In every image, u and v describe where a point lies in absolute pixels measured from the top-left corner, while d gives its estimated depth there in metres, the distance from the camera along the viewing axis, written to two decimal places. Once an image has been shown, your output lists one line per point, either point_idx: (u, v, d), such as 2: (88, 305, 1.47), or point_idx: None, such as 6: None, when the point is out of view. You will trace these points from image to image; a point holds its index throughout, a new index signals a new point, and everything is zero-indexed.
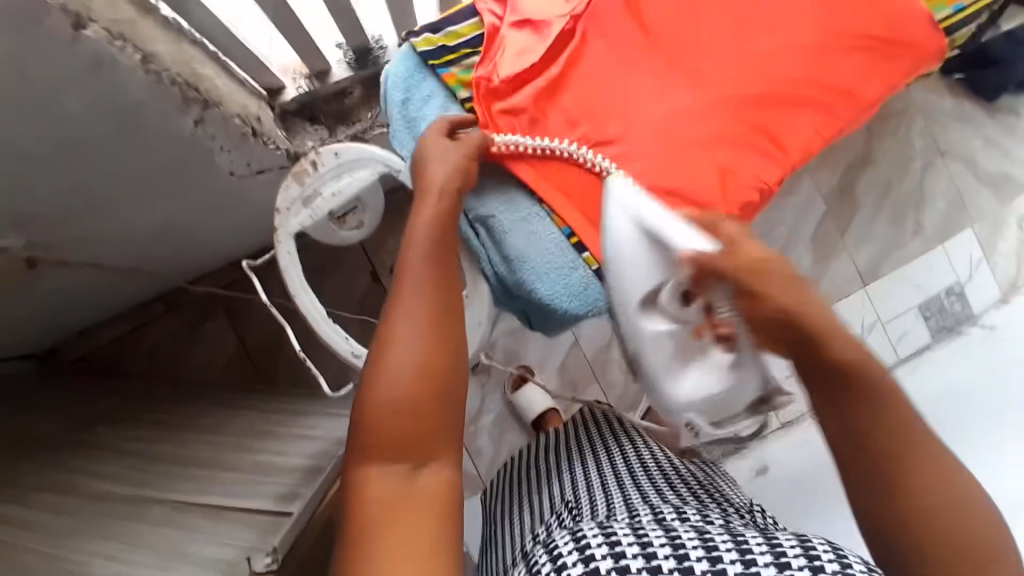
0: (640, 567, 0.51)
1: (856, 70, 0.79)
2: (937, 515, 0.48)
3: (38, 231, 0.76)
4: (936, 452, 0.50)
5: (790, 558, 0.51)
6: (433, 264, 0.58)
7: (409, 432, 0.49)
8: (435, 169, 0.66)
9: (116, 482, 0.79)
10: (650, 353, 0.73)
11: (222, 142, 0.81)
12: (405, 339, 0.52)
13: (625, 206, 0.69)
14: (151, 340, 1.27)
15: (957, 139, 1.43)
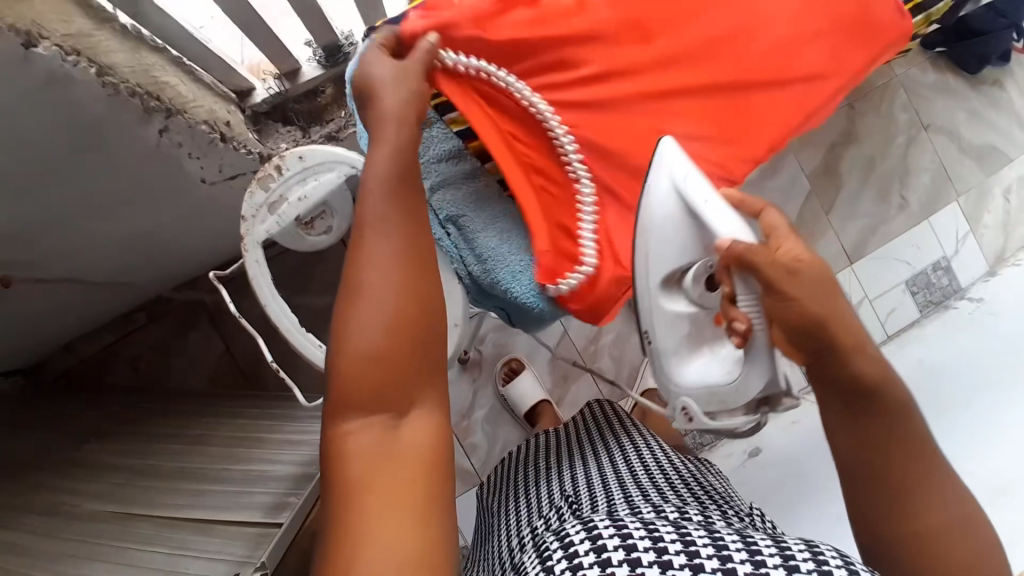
0: (653, 561, 0.47)
1: (819, 53, 0.76)
2: (929, 518, 0.49)
3: (6, 250, 0.74)
4: (932, 465, 0.50)
5: (796, 549, 0.48)
6: (397, 196, 0.51)
7: (386, 382, 0.45)
8: (387, 98, 0.54)
9: (101, 500, 0.78)
10: (659, 336, 0.68)
11: (190, 150, 0.79)
12: (375, 286, 0.46)
13: (671, 176, 0.62)
14: (133, 351, 1.26)
15: (939, 111, 1.43)
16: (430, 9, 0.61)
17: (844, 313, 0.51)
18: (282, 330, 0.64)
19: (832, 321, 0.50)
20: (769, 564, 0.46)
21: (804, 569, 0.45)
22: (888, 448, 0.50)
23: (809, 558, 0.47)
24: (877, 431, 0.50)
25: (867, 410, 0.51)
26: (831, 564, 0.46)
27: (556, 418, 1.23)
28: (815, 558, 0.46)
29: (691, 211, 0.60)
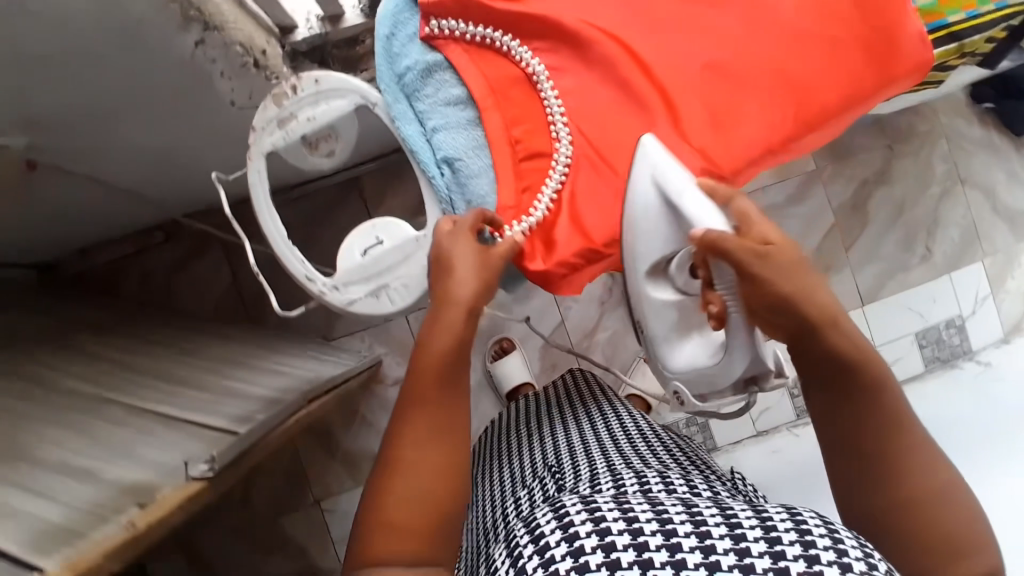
0: (628, 545, 0.48)
1: (832, 67, 0.67)
2: (914, 497, 0.47)
3: (38, 134, 0.79)
4: (916, 438, 0.49)
5: (777, 518, 0.48)
6: (447, 397, 0.53)
7: (405, 535, 0.47)
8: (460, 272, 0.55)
9: (82, 382, 0.81)
10: (650, 322, 0.70)
11: (223, 68, 0.82)
12: (419, 465, 0.49)
13: (652, 167, 0.59)
14: (145, 264, 1.30)
15: (979, 168, 1.39)
16: None
17: (807, 292, 0.51)
18: (268, 239, 0.64)
19: (804, 305, 0.50)
20: (749, 539, 0.47)
21: (785, 542, 0.46)
22: (873, 430, 0.50)
23: (791, 527, 0.47)
24: (865, 415, 0.50)
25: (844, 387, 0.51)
26: (814, 534, 0.46)
27: None
28: (798, 527, 0.47)
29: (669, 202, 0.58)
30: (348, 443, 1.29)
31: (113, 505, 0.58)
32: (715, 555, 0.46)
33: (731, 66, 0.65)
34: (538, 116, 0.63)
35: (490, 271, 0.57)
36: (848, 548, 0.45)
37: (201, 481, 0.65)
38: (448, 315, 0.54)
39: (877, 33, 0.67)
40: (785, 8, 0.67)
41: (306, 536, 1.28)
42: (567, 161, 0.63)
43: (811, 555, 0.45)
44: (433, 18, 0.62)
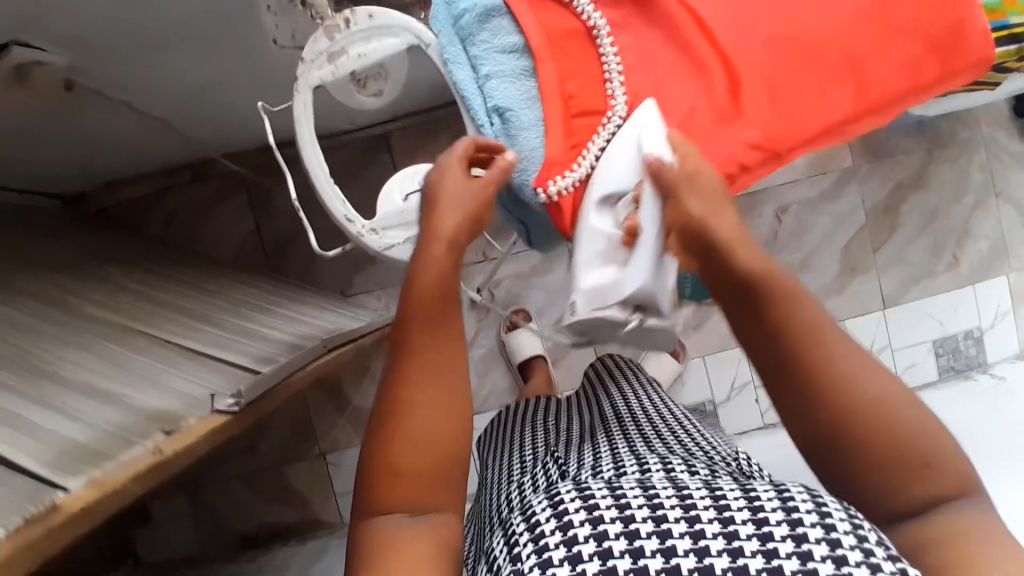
0: (616, 519, 0.42)
1: (897, 50, 0.66)
2: (867, 420, 0.43)
3: (79, 53, 0.78)
4: (851, 360, 0.44)
5: (763, 492, 0.42)
6: (437, 328, 0.49)
7: (412, 481, 0.45)
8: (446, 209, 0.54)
9: (107, 310, 0.81)
10: (579, 245, 0.62)
11: (271, 3, 0.80)
12: (408, 404, 0.47)
13: (638, 138, 0.58)
14: (168, 205, 1.29)
15: (1015, 181, 1.37)
16: None
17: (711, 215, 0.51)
18: (309, 172, 0.63)
19: (717, 240, 0.50)
20: (737, 519, 0.41)
21: (773, 521, 0.40)
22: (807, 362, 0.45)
23: (776, 502, 0.41)
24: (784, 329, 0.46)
25: (756, 308, 0.47)
26: (801, 509, 0.41)
27: (547, 377, 1.23)
28: (783, 503, 0.41)
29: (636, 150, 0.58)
30: (358, 400, 1.27)
31: (140, 430, 0.59)
32: (699, 525, 0.41)
33: (798, 41, 0.63)
34: (595, 72, 0.61)
35: (476, 205, 0.55)
36: (837, 522, 0.40)
37: (225, 414, 0.66)
38: (433, 249, 0.52)
39: (943, 20, 0.67)
40: None
41: (309, 488, 1.28)
42: (620, 120, 0.61)
43: (799, 535, 0.39)
44: None
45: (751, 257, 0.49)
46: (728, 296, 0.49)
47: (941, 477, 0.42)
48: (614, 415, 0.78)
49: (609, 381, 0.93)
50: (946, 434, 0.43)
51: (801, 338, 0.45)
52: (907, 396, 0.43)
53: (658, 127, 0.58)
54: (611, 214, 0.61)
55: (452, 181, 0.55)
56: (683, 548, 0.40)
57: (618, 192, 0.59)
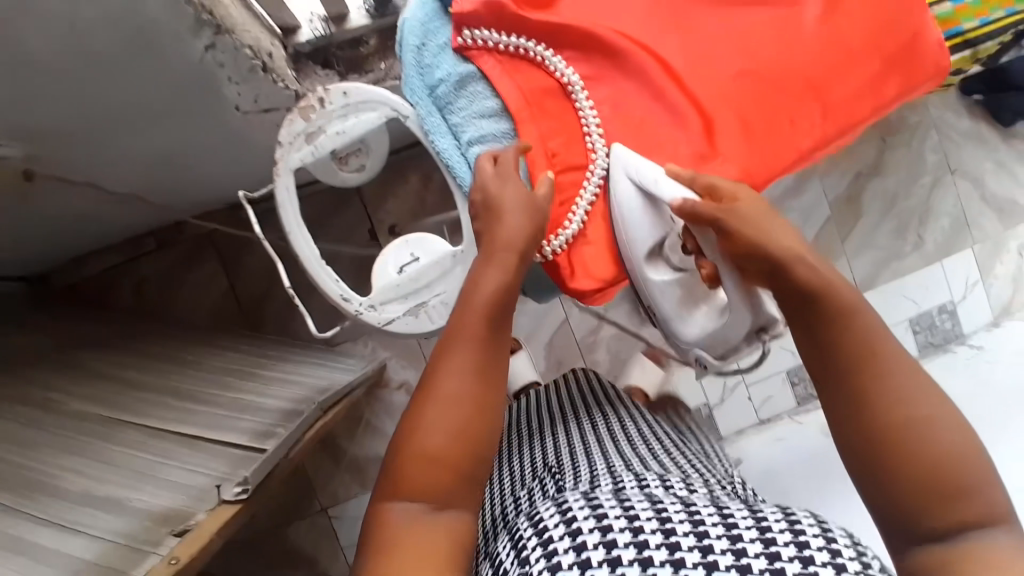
0: (629, 542, 0.41)
1: (858, 72, 0.68)
2: (907, 440, 0.44)
3: (35, 145, 0.76)
4: (903, 376, 0.46)
5: (772, 519, 0.44)
6: (495, 333, 0.53)
7: (441, 473, 0.47)
8: (511, 216, 0.57)
9: (95, 404, 0.79)
10: (658, 303, 0.65)
11: (230, 73, 0.78)
12: (456, 399, 0.49)
13: (626, 172, 0.60)
14: (138, 274, 1.26)
15: (968, 157, 1.42)
16: None
17: (776, 236, 0.52)
18: (299, 256, 0.62)
19: (781, 258, 0.51)
20: (746, 538, 0.42)
21: (780, 542, 0.41)
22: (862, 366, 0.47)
23: (786, 529, 0.42)
24: (839, 334, 0.48)
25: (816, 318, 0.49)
26: (808, 534, 0.42)
27: None
28: (792, 528, 0.42)
29: (652, 200, 0.60)
30: (354, 450, 1.28)
31: (148, 537, 0.58)
32: (708, 540, 0.42)
33: (763, 76, 0.65)
34: (574, 127, 0.62)
35: (537, 215, 0.58)
36: (841, 547, 0.41)
37: (233, 504, 0.64)
38: (500, 259, 0.55)
39: (900, 36, 0.68)
40: (808, 13, 0.67)
41: (315, 545, 1.28)
42: (603, 174, 0.62)
43: (806, 556, 0.40)
44: (465, 27, 0.60)
45: (816, 268, 0.50)
46: (791, 303, 0.51)
47: (976, 504, 0.42)
48: (605, 431, 0.77)
49: (600, 398, 0.92)
50: (989, 469, 0.43)
51: (864, 344, 0.48)
52: (963, 427, 0.44)
53: (656, 167, 0.59)
54: (667, 265, 0.63)
55: (517, 194, 0.58)
56: (687, 543, 0.41)
57: (657, 240, 0.61)
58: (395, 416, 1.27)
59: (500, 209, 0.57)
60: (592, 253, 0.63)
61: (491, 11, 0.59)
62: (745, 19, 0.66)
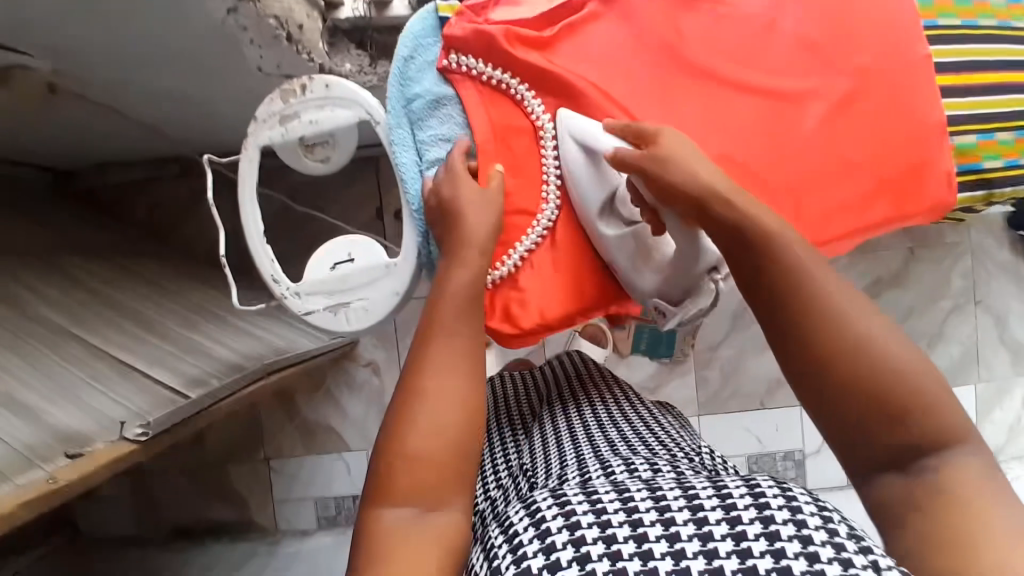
0: (597, 539, 0.39)
1: (843, 187, 0.66)
2: (843, 359, 0.44)
3: (62, 60, 0.81)
4: (830, 303, 0.46)
5: (733, 488, 0.42)
6: (469, 320, 0.55)
7: (429, 471, 0.47)
8: (470, 212, 0.57)
9: (52, 306, 0.82)
10: (616, 260, 0.61)
11: (253, 37, 0.81)
12: (438, 396, 0.50)
13: (572, 132, 0.60)
14: (152, 196, 1.31)
15: (996, 292, 1.35)
16: (476, 12, 0.62)
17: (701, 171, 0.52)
18: (245, 229, 0.65)
19: (717, 199, 0.51)
20: (708, 515, 0.40)
21: (744, 519, 0.39)
22: (799, 308, 0.47)
23: (748, 501, 0.40)
24: (769, 264, 0.49)
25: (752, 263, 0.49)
26: (772, 507, 0.39)
27: None
28: (755, 501, 0.40)
29: (592, 154, 0.60)
30: (308, 412, 1.31)
31: (44, 453, 0.61)
32: (674, 527, 0.40)
33: (738, 172, 0.65)
34: (534, 172, 0.62)
35: (493, 208, 0.59)
36: (805, 516, 0.38)
37: (131, 443, 0.67)
38: (465, 258, 0.56)
39: (899, 162, 0.66)
40: (808, 115, 0.65)
41: (247, 490, 1.32)
42: (548, 225, 0.62)
43: (772, 532, 0.38)
44: (453, 51, 0.62)
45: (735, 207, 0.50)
46: (729, 246, 0.51)
47: (929, 424, 0.42)
48: (579, 417, 0.74)
49: (579, 377, 0.88)
50: (940, 381, 0.44)
51: (796, 283, 0.47)
52: (905, 344, 0.44)
53: (597, 124, 0.59)
54: (618, 218, 0.61)
55: (472, 190, 0.58)
56: (660, 548, 0.38)
57: (606, 192, 0.60)
58: (354, 391, 1.30)
59: (461, 211, 0.58)
60: (519, 300, 0.62)
61: (480, 41, 0.61)
62: (743, 108, 0.65)
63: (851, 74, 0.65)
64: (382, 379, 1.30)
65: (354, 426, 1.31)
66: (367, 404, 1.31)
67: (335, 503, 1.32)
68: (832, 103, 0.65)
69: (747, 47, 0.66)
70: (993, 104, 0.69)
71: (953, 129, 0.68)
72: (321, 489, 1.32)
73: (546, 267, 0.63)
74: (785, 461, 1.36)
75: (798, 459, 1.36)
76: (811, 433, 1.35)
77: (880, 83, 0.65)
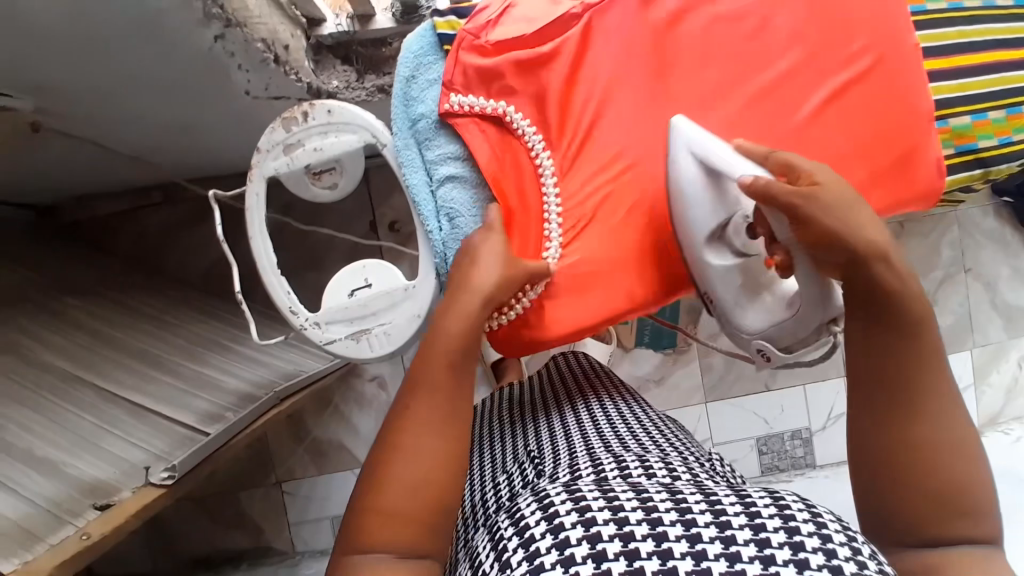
0: (614, 536, 0.43)
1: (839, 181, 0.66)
2: (922, 452, 0.47)
3: (48, 99, 0.79)
4: (935, 393, 0.48)
5: (759, 501, 0.45)
6: (459, 371, 0.53)
7: (409, 526, 0.46)
8: (483, 268, 0.57)
9: (55, 351, 0.80)
10: (717, 290, 0.63)
11: (241, 62, 0.79)
12: (419, 451, 0.49)
13: (690, 150, 0.60)
14: (141, 224, 1.29)
15: (985, 259, 1.38)
16: (479, 37, 0.64)
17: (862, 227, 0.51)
18: (256, 264, 0.64)
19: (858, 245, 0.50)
20: (735, 525, 0.43)
21: (770, 529, 0.43)
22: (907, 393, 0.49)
23: (775, 514, 0.44)
24: (894, 341, 0.50)
25: (881, 326, 0.50)
26: (798, 519, 0.43)
27: (520, 378, 1.09)
28: (781, 514, 0.44)
29: (716, 177, 0.59)
30: (318, 432, 1.30)
31: (71, 506, 0.60)
32: (696, 528, 0.43)
33: None
34: (534, 200, 0.65)
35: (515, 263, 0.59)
36: (830, 532, 0.43)
37: (158, 488, 0.67)
38: (464, 306, 0.55)
39: (886, 151, 0.66)
40: (802, 109, 0.66)
41: (264, 516, 1.31)
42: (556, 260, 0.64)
43: (796, 543, 0.42)
44: (450, 93, 0.63)
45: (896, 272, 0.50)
46: (856, 310, 0.52)
47: (972, 528, 0.46)
48: (583, 408, 0.75)
49: (586, 373, 0.86)
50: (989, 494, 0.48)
51: (918, 357, 0.49)
52: (971, 455, 0.48)
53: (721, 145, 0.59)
54: (728, 249, 0.61)
55: (491, 240, 0.59)
56: (679, 550, 0.42)
57: (722, 222, 0.60)
58: (363, 407, 1.30)
59: (472, 257, 0.58)
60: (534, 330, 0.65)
61: (481, 75, 0.64)
62: (737, 106, 0.66)
63: (842, 67, 0.66)
64: (390, 393, 1.30)
65: (366, 442, 1.30)
66: (376, 419, 1.30)
67: None
68: (824, 98, 0.66)
69: (739, 45, 0.66)
70: (979, 85, 0.70)
71: (948, 111, 0.69)
72: (337, 508, 1.31)
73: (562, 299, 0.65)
74: (793, 440, 1.38)
75: (805, 437, 1.38)
76: (817, 411, 1.38)
77: (870, 75, 0.66)
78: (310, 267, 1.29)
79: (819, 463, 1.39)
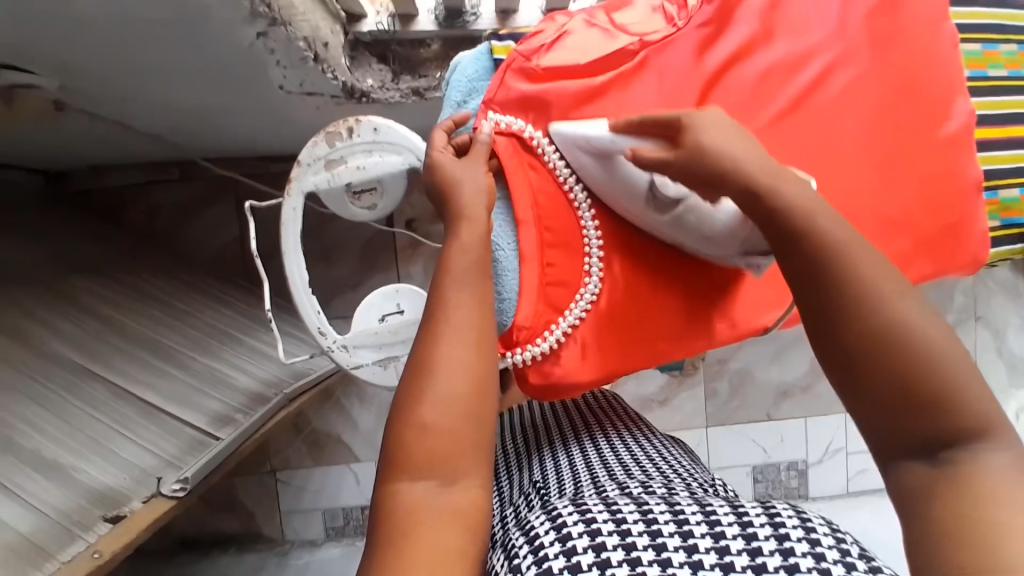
0: (618, 545, 0.43)
1: (891, 245, 0.65)
2: (886, 348, 0.39)
3: (75, 79, 0.77)
4: (874, 275, 0.42)
5: (751, 510, 0.46)
6: (474, 284, 0.52)
7: (451, 448, 0.45)
8: (472, 188, 0.56)
9: (65, 342, 0.78)
10: (684, 241, 0.60)
11: (279, 58, 0.77)
12: (452, 367, 0.47)
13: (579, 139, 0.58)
14: (151, 199, 1.26)
15: (996, 309, 1.38)
16: (529, 65, 0.62)
17: (731, 154, 0.47)
18: (288, 280, 0.65)
19: (736, 177, 0.47)
20: (728, 535, 0.43)
21: (761, 537, 0.43)
22: (844, 298, 0.42)
23: (765, 523, 0.44)
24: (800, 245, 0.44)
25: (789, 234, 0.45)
26: (788, 526, 0.43)
27: None
28: (772, 522, 0.44)
29: (607, 156, 0.58)
30: (318, 424, 1.30)
31: (83, 518, 0.60)
32: (693, 540, 0.43)
33: None
34: (572, 234, 0.63)
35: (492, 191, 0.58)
36: (819, 537, 0.43)
37: (169, 499, 0.66)
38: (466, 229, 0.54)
39: (938, 216, 0.66)
40: (857, 170, 0.65)
41: (256, 502, 1.31)
42: (592, 298, 0.62)
43: (786, 548, 0.42)
44: (489, 112, 0.62)
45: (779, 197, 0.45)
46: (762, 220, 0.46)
47: (964, 408, 0.38)
48: (586, 435, 0.73)
49: (590, 403, 0.84)
50: (980, 377, 0.39)
51: (842, 254, 0.42)
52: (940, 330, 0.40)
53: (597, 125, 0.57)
54: (664, 201, 0.57)
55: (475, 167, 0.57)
56: (678, 560, 0.42)
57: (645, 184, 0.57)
58: (364, 403, 1.29)
59: (452, 182, 0.56)
60: (563, 374, 0.62)
61: (524, 104, 0.62)
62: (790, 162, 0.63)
63: (900, 133, 0.65)
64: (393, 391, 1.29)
65: (365, 438, 1.30)
66: (377, 416, 1.30)
67: (344, 513, 1.32)
68: (881, 163, 0.65)
69: (794, 99, 0.64)
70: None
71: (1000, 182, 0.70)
72: (330, 500, 1.31)
73: (592, 340, 0.63)
74: (788, 471, 1.39)
75: (801, 469, 1.39)
76: (814, 444, 1.39)
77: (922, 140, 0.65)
78: (322, 258, 1.27)
79: (812, 495, 1.40)
